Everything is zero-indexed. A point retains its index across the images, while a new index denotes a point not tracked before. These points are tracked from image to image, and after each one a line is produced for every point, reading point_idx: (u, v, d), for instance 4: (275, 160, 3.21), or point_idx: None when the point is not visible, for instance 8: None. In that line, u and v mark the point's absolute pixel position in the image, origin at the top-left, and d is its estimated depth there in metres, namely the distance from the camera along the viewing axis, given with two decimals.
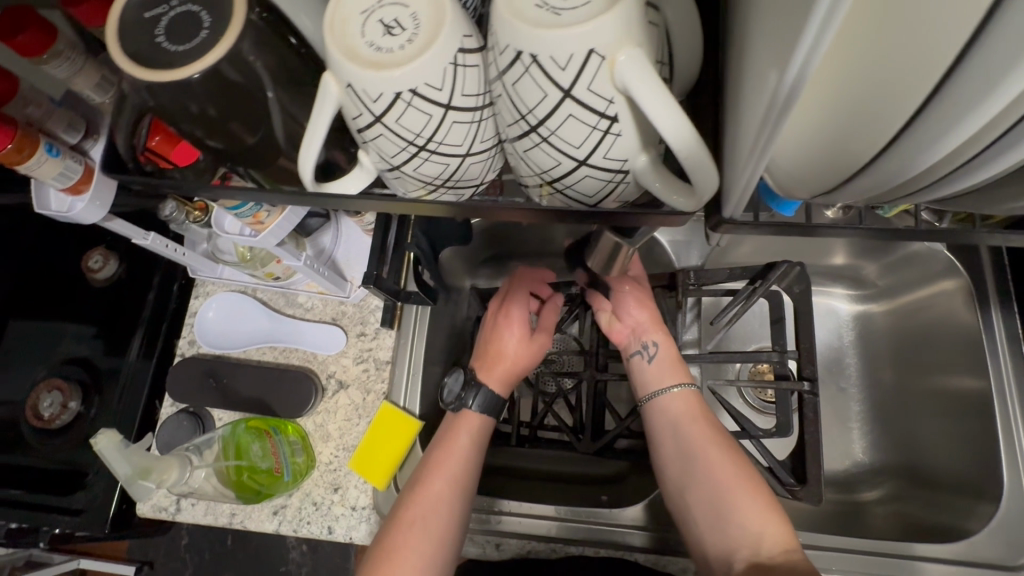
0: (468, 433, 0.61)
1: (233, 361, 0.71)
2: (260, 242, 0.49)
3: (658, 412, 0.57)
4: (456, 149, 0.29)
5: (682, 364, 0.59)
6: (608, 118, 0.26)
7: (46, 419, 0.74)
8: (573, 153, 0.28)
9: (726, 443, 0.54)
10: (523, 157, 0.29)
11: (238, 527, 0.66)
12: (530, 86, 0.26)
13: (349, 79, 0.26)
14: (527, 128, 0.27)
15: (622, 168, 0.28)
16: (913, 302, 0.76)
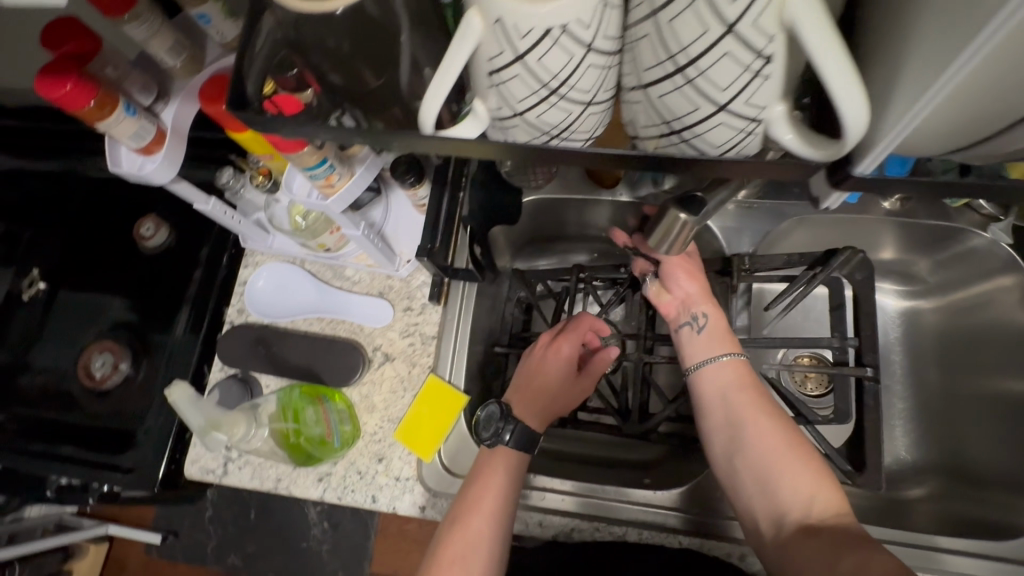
0: (503, 469, 0.60)
1: (281, 330, 0.72)
2: (327, 206, 0.50)
3: (702, 385, 0.56)
4: (584, 96, 0.29)
5: (731, 334, 0.58)
6: (764, 58, 0.25)
7: (97, 378, 0.76)
8: (714, 97, 0.27)
9: (776, 418, 0.52)
10: (655, 103, 0.29)
11: (283, 492, 0.68)
12: (689, 22, 0.25)
13: (500, 13, 0.26)
14: (671, 70, 0.27)
15: (759, 117, 0.28)
16: (967, 298, 0.74)
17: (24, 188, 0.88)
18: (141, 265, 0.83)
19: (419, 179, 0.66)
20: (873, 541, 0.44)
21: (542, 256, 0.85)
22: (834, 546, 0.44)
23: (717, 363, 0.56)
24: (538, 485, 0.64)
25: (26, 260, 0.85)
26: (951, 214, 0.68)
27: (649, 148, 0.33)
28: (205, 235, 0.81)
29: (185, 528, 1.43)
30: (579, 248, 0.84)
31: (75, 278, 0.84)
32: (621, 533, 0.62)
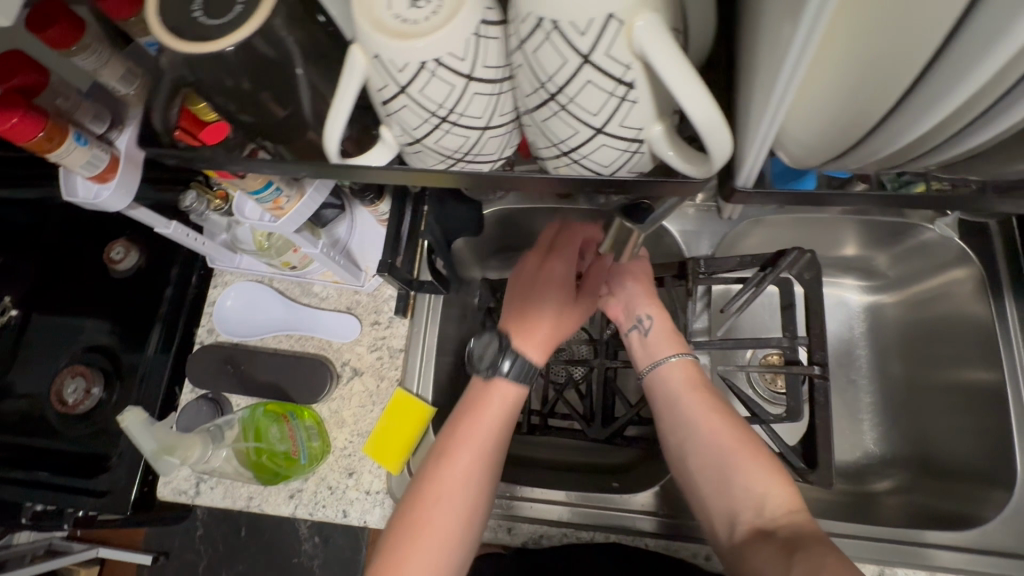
0: (500, 404, 0.59)
1: (250, 349, 0.73)
2: (279, 227, 0.51)
3: (655, 387, 0.58)
4: (477, 121, 0.30)
5: (679, 336, 0.60)
6: (626, 84, 0.26)
7: (69, 404, 0.76)
8: (590, 120, 0.28)
9: (728, 415, 0.54)
10: (541, 128, 0.30)
11: (255, 510, 0.68)
12: (551, 53, 0.26)
13: (377, 49, 0.27)
14: (546, 97, 0.28)
15: (638, 137, 0.29)
16: (924, 291, 0.76)
17: None
18: (111, 288, 0.83)
19: (379, 196, 0.67)
20: (822, 535, 0.45)
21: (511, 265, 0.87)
22: (788, 543, 0.44)
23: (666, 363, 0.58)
24: (510, 494, 0.65)
25: None
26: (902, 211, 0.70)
27: (552, 167, 0.33)
28: (174, 257, 0.81)
29: (176, 548, 1.44)
30: None
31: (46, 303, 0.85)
32: (589, 537, 0.63)
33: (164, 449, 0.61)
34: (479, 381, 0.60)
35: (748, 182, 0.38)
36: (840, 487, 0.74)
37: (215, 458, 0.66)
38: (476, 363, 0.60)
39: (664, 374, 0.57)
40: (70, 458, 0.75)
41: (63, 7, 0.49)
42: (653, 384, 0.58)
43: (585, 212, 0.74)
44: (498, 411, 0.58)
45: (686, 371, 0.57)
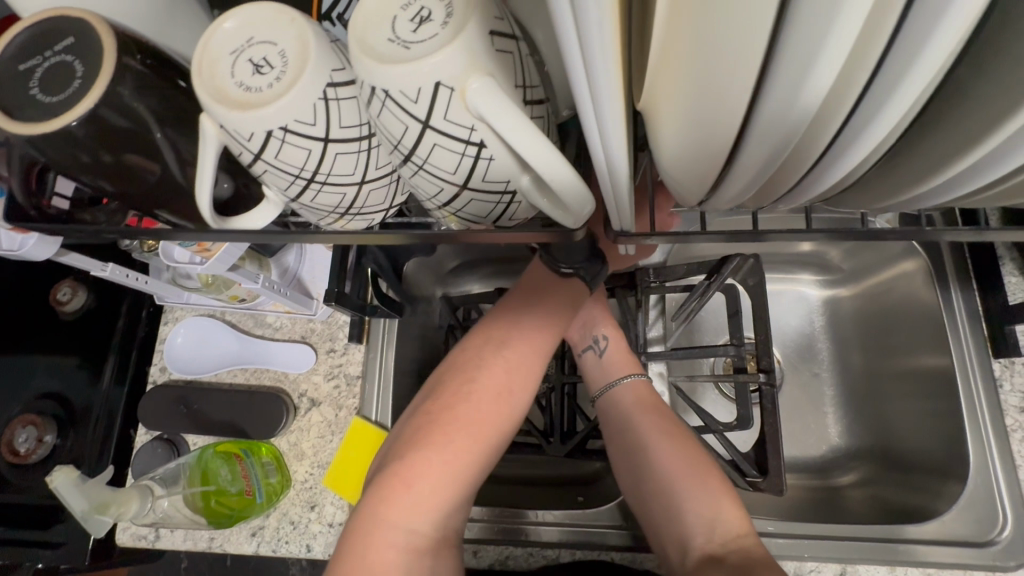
0: (559, 304, 0.57)
1: (204, 386, 0.72)
2: (209, 269, 0.50)
3: (608, 409, 0.59)
4: (347, 178, 0.31)
5: (635, 359, 0.62)
6: (474, 144, 0.27)
7: (21, 454, 0.73)
8: (451, 178, 0.29)
9: (676, 429, 0.56)
10: (411, 183, 0.30)
11: (218, 550, 0.67)
12: (391, 118, 0.26)
13: (221, 121, 0.27)
14: (402, 157, 0.28)
15: (509, 189, 0.29)
16: (878, 283, 0.76)
17: None
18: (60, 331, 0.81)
19: None
20: (771, 560, 0.45)
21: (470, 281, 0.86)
22: (736, 569, 0.45)
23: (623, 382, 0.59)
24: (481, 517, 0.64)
25: None
26: None
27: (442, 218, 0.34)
28: (123, 296, 0.80)
29: None
30: (505, 270, 0.85)
31: None
32: (555, 555, 0.62)
33: (97, 507, 0.57)
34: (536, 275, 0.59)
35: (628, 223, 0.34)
36: (807, 482, 0.75)
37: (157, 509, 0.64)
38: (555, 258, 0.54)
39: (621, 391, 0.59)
40: (23, 510, 0.73)
41: None
42: (614, 404, 0.59)
43: None
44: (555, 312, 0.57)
45: (639, 393, 0.59)
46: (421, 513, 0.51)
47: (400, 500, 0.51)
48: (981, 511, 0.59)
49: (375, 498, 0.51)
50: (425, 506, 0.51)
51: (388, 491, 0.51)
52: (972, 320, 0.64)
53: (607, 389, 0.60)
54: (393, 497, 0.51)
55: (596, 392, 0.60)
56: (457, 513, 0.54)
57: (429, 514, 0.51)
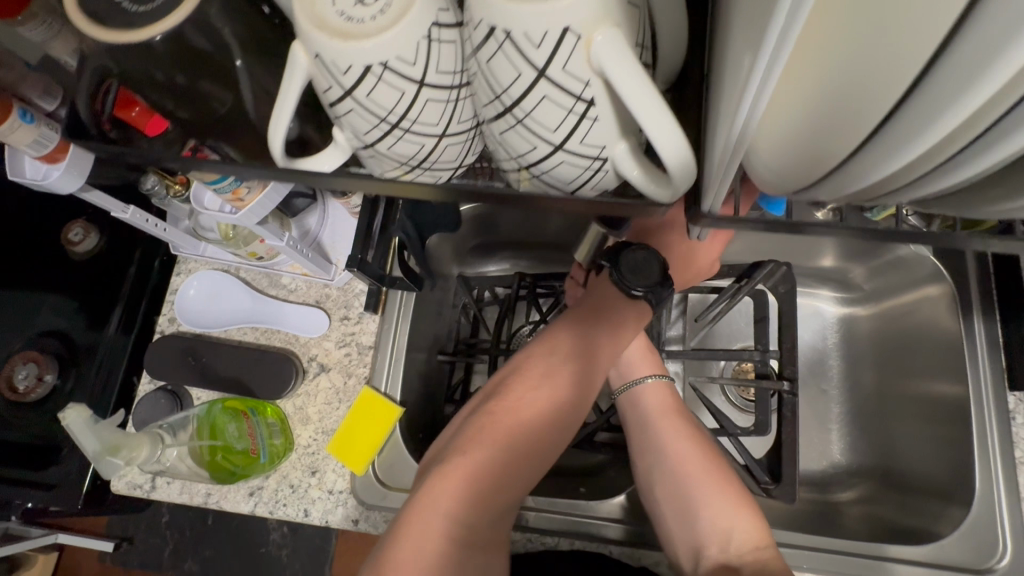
0: (619, 321, 0.56)
1: (213, 340, 0.70)
2: (240, 219, 0.48)
3: (629, 409, 0.58)
4: (432, 128, 0.31)
5: (655, 356, 0.60)
6: (586, 101, 0.27)
7: (20, 391, 0.73)
8: (549, 136, 0.29)
9: (696, 434, 0.56)
10: (499, 139, 0.31)
11: (213, 506, 0.67)
12: (504, 63, 0.26)
13: (317, 51, 0.27)
14: (502, 109, 0.29)
15: (600, 155, 0.30)
16: (900, 305, 0.76)
17: None
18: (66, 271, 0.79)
19: None
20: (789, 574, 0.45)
21: (487, 263, 0.85)
22: None
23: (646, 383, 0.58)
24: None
25: None
26: None
27: (516, 178, 0.34)
28: (136, 244, 0.78)
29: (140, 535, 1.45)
30: (524, 255, 0.84)
31: None
32: (554, 543, 0.62)
33: (107, 449, 0.59)
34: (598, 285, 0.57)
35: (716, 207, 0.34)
36: (805, 495, 0.75)
37: (165, 457, 0.65)
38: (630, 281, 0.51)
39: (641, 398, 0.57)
40: (16, 449, 0.71)
41: None
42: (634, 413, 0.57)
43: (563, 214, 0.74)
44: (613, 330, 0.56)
45: (663, 397, 0.58)
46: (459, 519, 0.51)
47: (444, 506, 0.50)
48: (981, 540, 0.59)
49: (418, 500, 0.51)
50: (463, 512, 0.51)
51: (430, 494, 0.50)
52: (991, 349, 0.64)
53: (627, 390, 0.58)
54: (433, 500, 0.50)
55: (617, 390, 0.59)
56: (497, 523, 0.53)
57: (466, 522, 0.50)
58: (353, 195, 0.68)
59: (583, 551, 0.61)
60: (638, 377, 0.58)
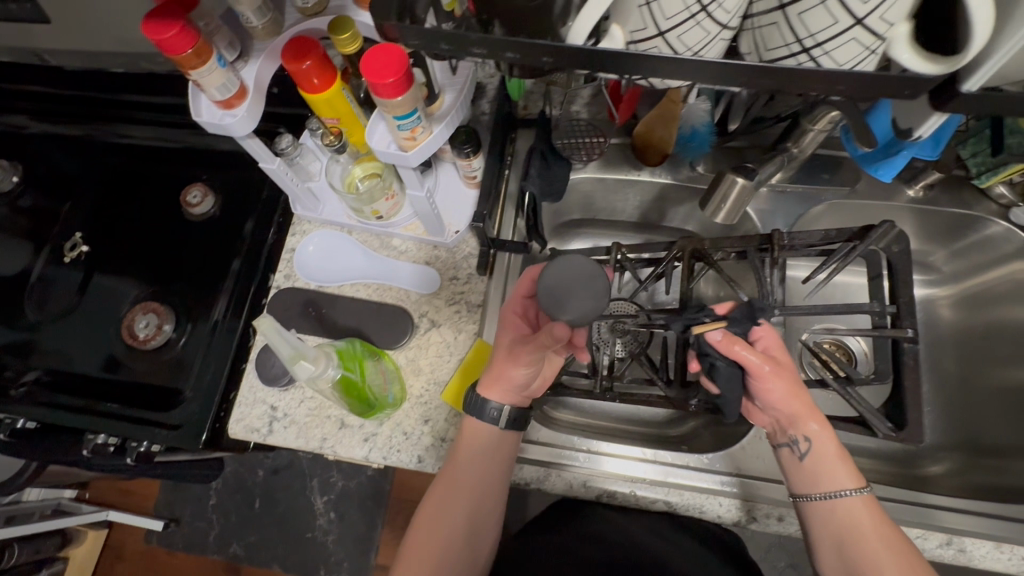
0: (817, 422, 0.56)
1: (330, 294, 0.74)
2: (406, 159, 0.52)
3: (825, 516, 0.56)
4: (728, 16, 0.27)
5: (849, 463, 0.56)
6: (883, 39, 0.26)
7: (141, 339, 0.78)
8: (853, 10, 0.25)
9: (903, 550, 0.54)
10: (796, 21, 0.27)
11: (328, 452, 0.69)
12: (821, 14, 0.26)
13: None
14: (796, 51, 0.28)
15: (884, 35, 0.26)
16: (981, 287, 0.78)
17: (76, 158, 0.92)
18: (187, 230, 0.87)
19: (476, 150, 0.68)
20: None
21: (577, 238, 0.89)
22: None
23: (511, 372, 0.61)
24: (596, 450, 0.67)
25: (70, 226, 0.89)
26: (969, 202, 0.72)
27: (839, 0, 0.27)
28: (254, 208, 0.83)
29: (187, 516, 1.52)
30: (610, 233, 0.89)
31: (120, 245, 0.88)
32: (665, 493, 0.65)
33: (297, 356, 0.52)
34: (774, 391, 0.55)
35: (978, 85, 0.31)
36: (893, 468, 0.76)
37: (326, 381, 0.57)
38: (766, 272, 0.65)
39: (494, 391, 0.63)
40: (134, 390, 0.77)
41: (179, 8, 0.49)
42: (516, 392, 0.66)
43: (663, 184, 0.78)
44: (817, 428, 0.56)
45: (863, 508, 0.55)
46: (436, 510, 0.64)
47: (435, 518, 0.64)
48: None
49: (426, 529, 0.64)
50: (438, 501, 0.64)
51: (422, 511, 0.65)
52: None
53: (824, 497, 0.56)
54: (429, 499, 0.65)
55: (806, 494, 0.58)
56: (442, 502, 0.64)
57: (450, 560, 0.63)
58: (474, 159, 0.69)
59: (688, 499, 0.65)
60: (837, 487, 0.56)
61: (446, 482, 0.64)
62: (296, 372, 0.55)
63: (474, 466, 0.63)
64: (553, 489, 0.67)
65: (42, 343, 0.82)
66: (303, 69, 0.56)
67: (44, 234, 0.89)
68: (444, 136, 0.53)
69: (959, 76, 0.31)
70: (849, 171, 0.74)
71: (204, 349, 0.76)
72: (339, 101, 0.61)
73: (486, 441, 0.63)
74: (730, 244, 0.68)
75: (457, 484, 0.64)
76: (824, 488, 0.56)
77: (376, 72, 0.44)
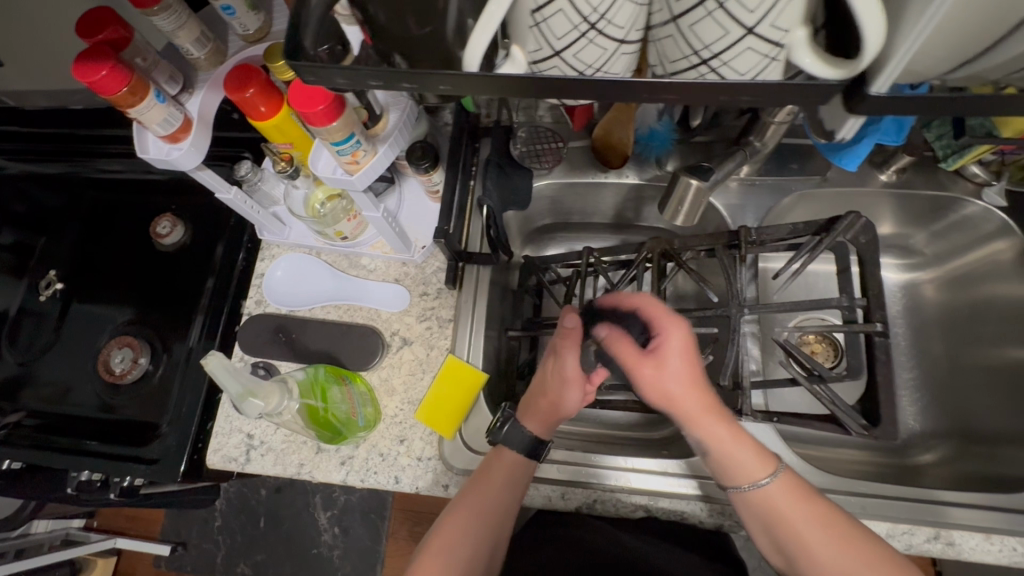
0: (711, 417, 0.53)
1: (301, 317, 0.74)
2: (352, 183, 0.51)
3: (750, 504, 0.54)
4: (621, 32, 0.28)
5: (761, 450, 0.53)
6: (780, 47, 0.26)
7: (118, 373, 0.79)
8: (742, 20, 0.25)
9: (836, 525, 0.52)
10: (687, 35, 0.27)
11: (306, 477, 0.68)
12: (710, 26, 0.26)
13: None
14: (696, 62, 0.28)
15: (781, 42, 0.26)
16: (965, 268, 0.76)
17: (48, 196, 0.92)
18: (160, 261, 0.87)
19: (434, 165, 0.67)
20: None
21: (553, 242, 0.88)
22: None
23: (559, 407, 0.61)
24: (574, 460, 0.66)
25: (44, 263, 0.89)
26: (945, 183, 0.70)
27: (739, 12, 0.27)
28: (223, 235, 0.83)
29: (193, 539, 1.53)
30: (584, 235, 0.87)
31: (95, 280, 0.88)
32: (647, 501, 0.65)
33: (249, 391, 0.52)
34: (665, 390, 0.52)
35: (886, 85, 0.31)
36: (884, 459, 0.75)
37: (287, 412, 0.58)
38: (736, 271, 0.64)
39: (534, 421, 0.62)
40: (115, 425, 0.77)
41: (111, 51, 0.48)
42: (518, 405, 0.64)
43: (630, 184, 0.76)
44: (716, 425, 0.53)
45: (783, 488, 0.53)
46: (458, 529, 0.59)
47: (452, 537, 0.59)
48: None
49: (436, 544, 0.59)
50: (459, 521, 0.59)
51: (440, 529, 0.59)
52: None
53: (742, 491, 0.54)
54: (450, 518, 0.59)
55: (725, 484, 0.55)
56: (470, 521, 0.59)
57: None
58: (434, 173, 0.68)
59: (671, 505, 0.64)
60: (752, 480, 0.53)
61: (477, 498, 0.60)
62: (248, 408, 0.54)
63: (507, 488, 0.60)
64: (533, 503, 0.67)
65: (25, 384, 0.83)
66: (247, 97, 0.55)
67: (17, 273, 0.89)
68: (388, 159, 0.52)
69: (867, 79, 0.31)
70: (819, 160, 0.72)
71: (179, 381, 0.76)
72: (289, 126, 0.60)
73: (515, 465, 0.61)
74: (698, 243, 0.67)
75: (488, 502, 0.60)
76: (739, 482, 0.54)
77: (308, 103, 0.44)
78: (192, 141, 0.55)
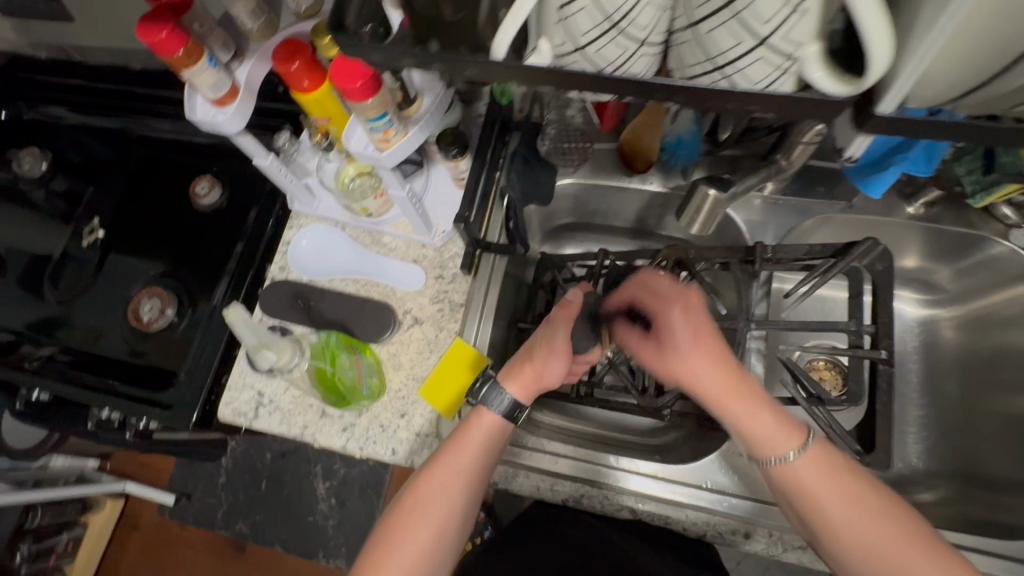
0: (733, 393, 0.53)
1: (321, 286, 0.77)
2: (380, 160, 0.53)
3: (778, 474, 0.53)
4: (641, 33, 0.29)
5: (785, 424, 0.53)
6: (792, 61, 0.28)
7: (145, 321, 0.83)
8: (755, 31, 0.27)
9: (861, 498, 0.51)
10: (704, 41, 0.29)
11: (308, 439, 0.71)
12: (725, 34, 0.27)
13: None
14: (711, 68, 0.29)
15: (791, 56, 0.27)
16: (987, 308, 0.75)
17: (99, 148, 0.98)
18: (196, 219, 0.91)
19: (462, 152, 0.69)
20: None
21: (572, 241, 0.89)
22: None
23: (539, 368, 0.61)
24: (571, 454, 0.67)
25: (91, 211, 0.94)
26: (975, 222, 0.69)
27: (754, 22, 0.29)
28: (256, 201, 0.87)
29: (198, 491, 1.59)
30: (603, 237, 0.88)
31: (134, 232, 0.93)
32: (633, 501, 0.66)
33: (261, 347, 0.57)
34: (678, 360, 0.55)
35: (892, 107, 0.33)
36: None
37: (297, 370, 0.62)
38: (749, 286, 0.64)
39: (511, 382, 0.62)
40: (138, 368, 0.82)
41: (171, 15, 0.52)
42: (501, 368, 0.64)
43: (653, 191, 0.77)
44: (737, 402, 0.53)
45: (808, 457, 0.52)
46: (431, 496, 0.59)
47: (423, 503, 0.58)
48: None
49: (408, 508, 0.59)
50: (435, 487, 0.59)
51: (415, 493, 0.59)
52: None
53: (769, 465, 0.53)
54: (425, 482, 0.59)
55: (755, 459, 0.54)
56: (443, 489, 0.59)
57: (437, 541, 0.58)
58: (461, 160, 0.70)
59: (659, 509, 0.65)
60: (777, 452, 0.52)
61: (451, 463, 0.59)
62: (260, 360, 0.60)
63: (481, 455, 0.60)
64: (522, 490, 0.68)
65: (60, 322, 0.88)
66: (292, 70, 0.58)
67: (65, 218, 0.95)
68: (415, 142, 0.54)
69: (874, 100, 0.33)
70: (847, 185, 0.71)
71: (199, 334, 0.79)
72: (328, 101, 0.62)
73: (487, 431, 0.60)
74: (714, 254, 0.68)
75: (460, 469, 0.59)
76: (765, 454, 0.53)
77: (348, 78, 0.46)
78: (237, 107, 0.58)
